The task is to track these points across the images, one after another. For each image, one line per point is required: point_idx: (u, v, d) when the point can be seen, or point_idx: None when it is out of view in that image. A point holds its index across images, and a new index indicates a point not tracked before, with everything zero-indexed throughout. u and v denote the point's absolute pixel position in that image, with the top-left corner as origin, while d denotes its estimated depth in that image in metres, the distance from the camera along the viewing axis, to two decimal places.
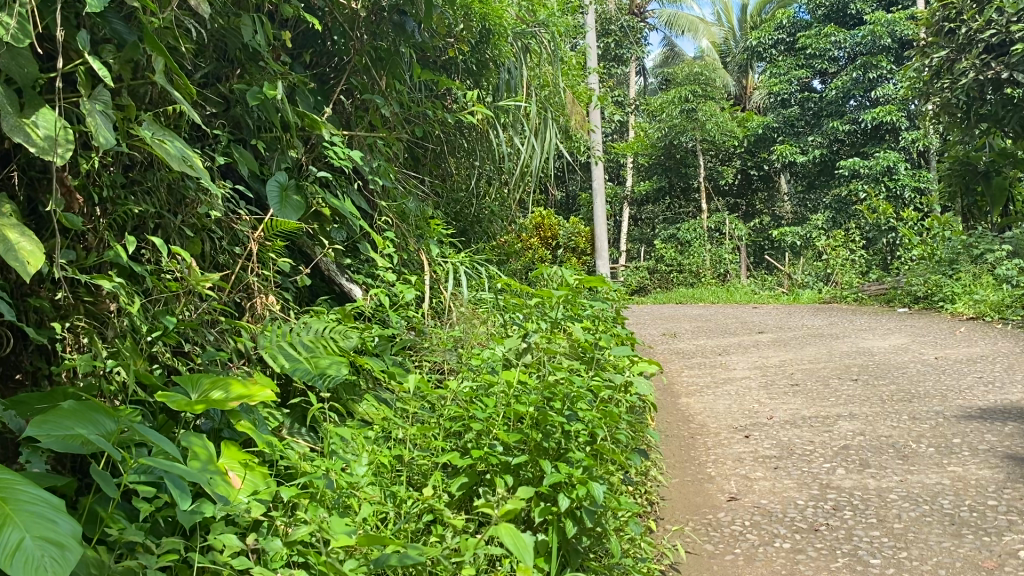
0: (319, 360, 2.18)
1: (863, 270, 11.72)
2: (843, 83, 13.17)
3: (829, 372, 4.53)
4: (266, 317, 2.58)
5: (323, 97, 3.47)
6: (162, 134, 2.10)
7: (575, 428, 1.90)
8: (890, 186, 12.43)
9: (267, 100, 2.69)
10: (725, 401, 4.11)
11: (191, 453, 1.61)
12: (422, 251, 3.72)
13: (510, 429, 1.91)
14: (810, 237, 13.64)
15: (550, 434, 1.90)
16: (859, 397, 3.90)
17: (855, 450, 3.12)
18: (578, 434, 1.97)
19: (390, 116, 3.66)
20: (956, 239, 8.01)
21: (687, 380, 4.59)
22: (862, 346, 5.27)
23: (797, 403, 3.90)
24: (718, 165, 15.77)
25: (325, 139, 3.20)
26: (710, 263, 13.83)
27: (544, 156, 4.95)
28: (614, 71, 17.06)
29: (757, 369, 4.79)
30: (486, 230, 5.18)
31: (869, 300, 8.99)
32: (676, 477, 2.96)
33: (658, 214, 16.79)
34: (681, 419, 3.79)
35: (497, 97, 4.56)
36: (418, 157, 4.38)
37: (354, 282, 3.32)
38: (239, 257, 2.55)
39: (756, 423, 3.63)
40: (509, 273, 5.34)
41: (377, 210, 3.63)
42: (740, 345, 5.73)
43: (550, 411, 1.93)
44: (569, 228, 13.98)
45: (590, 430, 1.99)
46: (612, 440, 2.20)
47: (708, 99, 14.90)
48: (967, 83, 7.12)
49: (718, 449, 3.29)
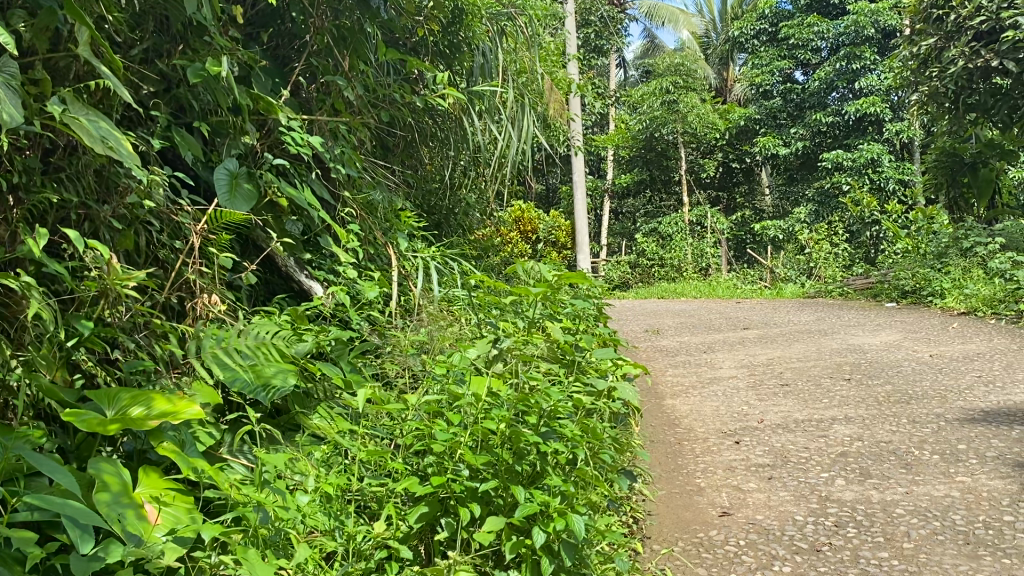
0: (263, 369, 1.95)
1: (847, 264, 11.58)
2: (825, 75, 13.01)
3: (821, 371, 4.32)
4: (212, 317, 2.33)
5: (281, 78, 3.23)
6: (82, 112, 1.84)
7: (553, 449, 1.68)
8: (874, 178, 12.30)
9: (213, 77, 2.43)
10: (712, 402, 3.89)
11: (98, 484, 1.36)
12: (390, 245, 3.48)
13: (477, 449, 1.68)
14: (793, 231, 13.49)
15: (524, 456, 1.68)
16: (853, 399, 3.69)
17: (854, 458, 2.91)
18: (555, 454, 1.77)
19: (355, 100, 3.42)
20: (944, 233, 7.86)
21: (672, 381, 4.37)
22: (852, 342, 5.07)
23: (788, 405, 3.70)
24: (699, 158, 15.58)
25: (281, 124, 2.96)
26: (692, 256, 13.64)
27: (522, 145, 4.68)
28: (594, 62, 16.85)
29: (744, 368, 4.58)
30: (461, 223, 4.95)
31: (855, 293, 8.83)
32: (663, 489, 2.73)
33: (639, 207, 16.61)
34: (667, 423, 3.57)
35: (471, 82, 4.31)
36: (388, 145, 4.14)
37: (314, 280, 3.11)
38: (180, 252, 2.31)
39: (746, 427, 3.41)
40: (485, 268, 5.11)
41: (341, 201, 3.38)
42: (726, 342, 5.52)
43: (524, 429, 1.71)
44: (548, 222, 13.76)
45: (570, 450, 1.77)
46: (593, 459, 1.98)
47: (688, 90, 14.68)
48: (956, 72, 6.92)
49: (707, 456, 3.07)
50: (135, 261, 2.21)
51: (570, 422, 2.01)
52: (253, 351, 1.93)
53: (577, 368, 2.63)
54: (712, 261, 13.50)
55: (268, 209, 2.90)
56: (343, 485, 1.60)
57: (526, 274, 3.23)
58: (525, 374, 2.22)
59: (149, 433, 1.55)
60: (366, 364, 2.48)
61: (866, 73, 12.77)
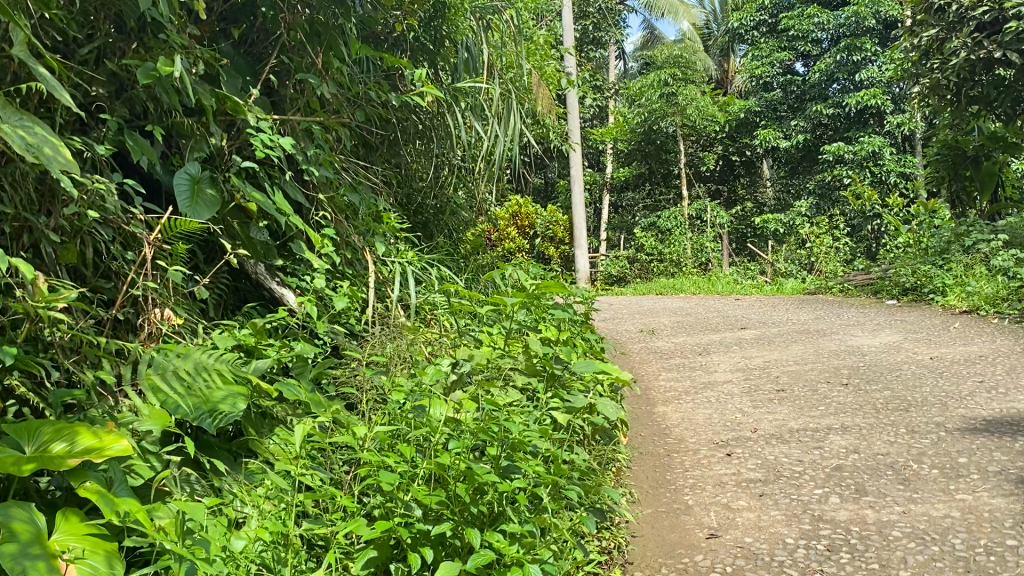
0: (213, 393, 1.81)
1: (847, 258, 11.41)
2: (826, 66, 12.82)
3: (817, 376, 4.19)
4: (166, 331, 2.21)
5: (251, 75, 3.10)
6: (18, 120, 1.72)
7: (514, 488, 1.60)
8: (875, 171, 12.14)
9: (166, 77, 2.29)
10: (705, 410, 3.76)
11: (7, 533, 1.24)
12: (367, 249, 3.35)
13: (432, 487, 1.60)
14: (793, 225, 13.33)
15: (482, 495, 1.60)
16: (851, 407, 3.56)
17: (850, 472, 2.77)
18: (516, 493, 1.68)
19: (330, 98, 3.29)
20: (946, 228, 7.72)
21: (664, 386, 4.24)
22: (852, 344, 4.93)
23: (782, 412, 3.56)
24: (699, 151, 15.42)
25: (249, 125, 2.82)
26: (692, 251, 13.46)
27: (511, 144, 4.46)
28: (592, 55, 16.68)
29: (739, 372, 4.44)
30: (448, 223, 4.81)
31: (856, 290, 8.68)
32: (647, 508, 2.61)
33: (639, 201, 16.44)
34: (657, 433, 3.44)
35: (455, 78, 4.18)
36: (368, 144, 4.01)
37: (285, 287, 2.99)
38: (131, 264, 2.18)
39: (738, 437, 3.28)
40: (473, 268, 4.97)
41: (315, 204, 3.25)
42: (722, 343, 5.37)
43: (483, 467, 1.63)
44: (546, 217, 13.59)
45: (532, 488, 1.69)
46: (560, 494, 1.89)
47: (688, 82, 14.48)
48: (958, 63, 6.76)
49: (696, 470, 2.94)
50: (83, 273, 2.09)
51: (537, 453, 1.91)
52: (204, 372, 1.80)
53: (556, 384, 2.51)
54: (712, 256, 13.33)
55: (236, 214, 2.77)
56: (286, 528, 1.51)
57: (505, 282, 3.08)
58: (494, 396, 2.11)
59: (73, 471, 1.42)
60: (332, 380, 2.35)
61: (867, 64, 12.59)
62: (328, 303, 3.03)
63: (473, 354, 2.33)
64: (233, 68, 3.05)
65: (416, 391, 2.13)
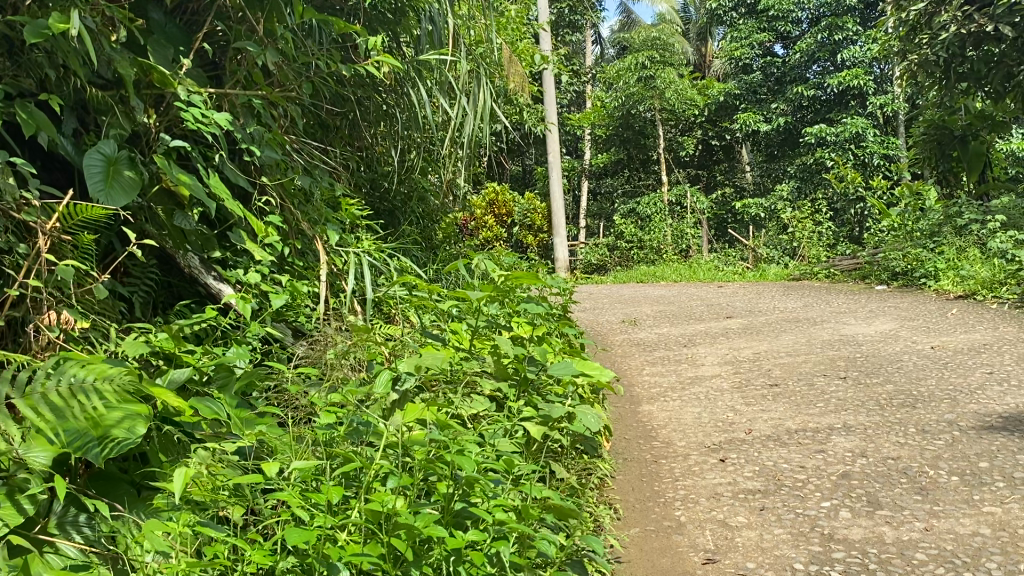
0: (108, 414, 1.47)
1: (831, 243, 11.15)
2: (806, 47, 12.56)
3: (812, 369, 3.90)
4: (75, 334, 1.92)
5: (184, 45, 2.79)
6: None
7: (461, 548, 1.35)
8: (857, 153, 11.92)
9: (61, 36, 1.96)
10: (694, 408, 3.46)
11: None
12: (319, 238, 3.02)
13: (360, 547, 1.35)
14: (775, 210, 13.07)
15: (420, 559, 1.35)
16: (852, 403, 3.27)
17: (859, 481, 2.48)
18: (467, 551, 1.43)
19: (274, 70, 2.96)
20: (935, 210, 7.46)
21: (649, 383, 3.93)
22: (845, 332, 4.65)
23: (777, 411, 3.27)
24: (678, 136, 15.13)
25: (178, 99, 2.51)
26: (672, 238, 13.10)
27: (480, 123, 4.12)
28: (568, 38, 16.35)
29: (727, 365, 4.15)
30: (414, 211, 4.47)
31: (842, 275, 8.41)
32: (635, 527, 2.30)
33: (618, 187, 16.12)
34: (642, 435, 3.14)
35: (418, 49, 3.84)
36: (322, 123, 3.67)
37: (223, 284, 2.69)
38: (23, 259, 1.84)
39: (732, 440, 2.99)
40: (442, 258, 4.64)
41: (259, 189, 2.93)
42: (708, 334, 5.09)
43: (425, 521, 1.38)
44: (523, 205, 13.22)
45: (487, 547, 1.43)
46: (524, 546, 1.63)
47: (666, 65, 14.02)
48: (948, 38, 6.48)
49: (687, 479, 2.64)
50: None
51: (498, 496, 1.65)
52: (99, 388, 1.48)
53: (528, 392, 2.23)
54: (692, 242, 13.05)
55: (162, 201, 2.45)
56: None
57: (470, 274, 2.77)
58: (448, 419, 1.83)
59: None
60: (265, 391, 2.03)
61: (848, 45, 12.33)
62: (272, 301, 2.71)
63: (430, 362, 2.04)
64: (162, 36, 2.71)
65: (358, 408, 1.84)
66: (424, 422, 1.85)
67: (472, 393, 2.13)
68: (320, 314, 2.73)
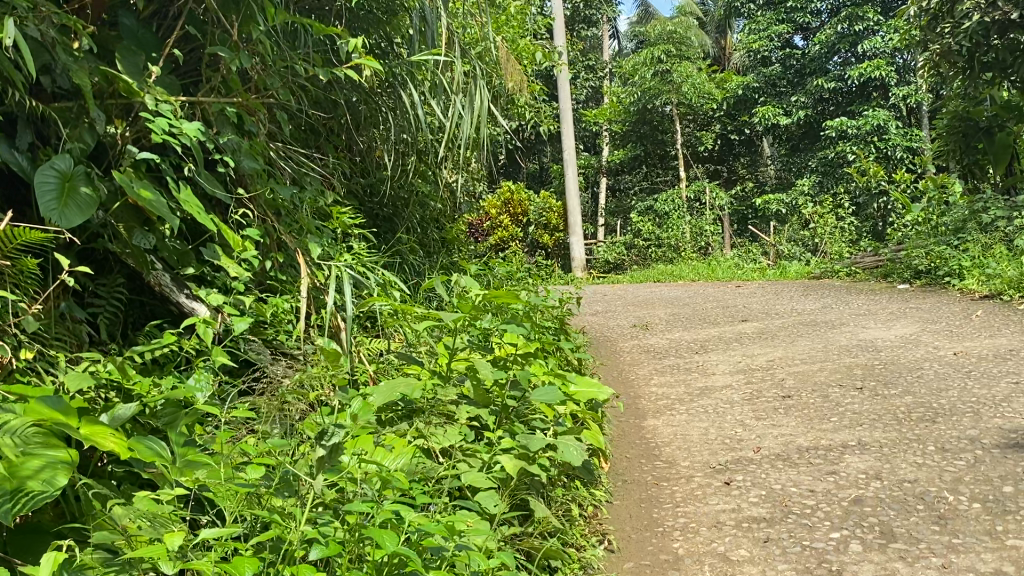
0: (25, 464, 1.33)
1: (853, 238, 10.89)
2: (826, 38, 12.31)
3: (827, 378, 3.71)
4: (14, 369, 1.79)
5: (155, 52, 2.67)
6: None
7: None
8: (880, 146, 11.63)
9: None
10: (701, 423, 3.29)
11: None
12: (300, 252, 2.89)
13: None
14: (796, 205, 12.79)
15: None
16: (868, 417, 3.08)
17: (872, 508, 2.30)
18: None
19: (252, 76, 2.83)
20: (959, 205, 7.21)
21: (655, 394, 3.77)
22: (863, 337, 4.45)
23: (788, 426, 3.10)
24: (696, 131, 14.88)
25: (144, 108, 2.39)
26: (691, 235, 12.85)
27: (477, 126, 3.96)
28: (584, 34, 16.15)
29: (739, 375, 3.96)
30: (411, 217, 4.32)
31: (864, 273, 8.16)
32: (629, 563, 2.13)
33: (636, 184, 15.89)
34: (645, 455, 2.98)
35: (411, 51, 3.70)
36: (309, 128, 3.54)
37: (197, 302, 2.55)
38: None
39: (739, 460, 2.81)
40: (442, 265, 4.49)
41: (237, 201, 2.79)
42: (721, 339, 4.90)
43: None
44: (539, 203, 13.01)
45: None
46: None
47: (682, 59, 13.85)
48: (971, 27, 6.29)
49: (689, 505, 2.47)
50: None
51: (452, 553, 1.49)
52: (6, 441, 1.33)
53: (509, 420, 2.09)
54: (711, 239, 12.80)
55: (128, 218, 2.34)
56: None
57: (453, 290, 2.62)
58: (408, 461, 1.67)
59: None
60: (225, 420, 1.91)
61: (869, 35, 12.04)
62: (249, 319, 2.58)
63: (399, 393, 1.90)
64: (132, 42, 2.59)
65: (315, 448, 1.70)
66: (385, 463, 1.70)
67: (448, 423, 1.99)
68: (299, 332, 2.61)
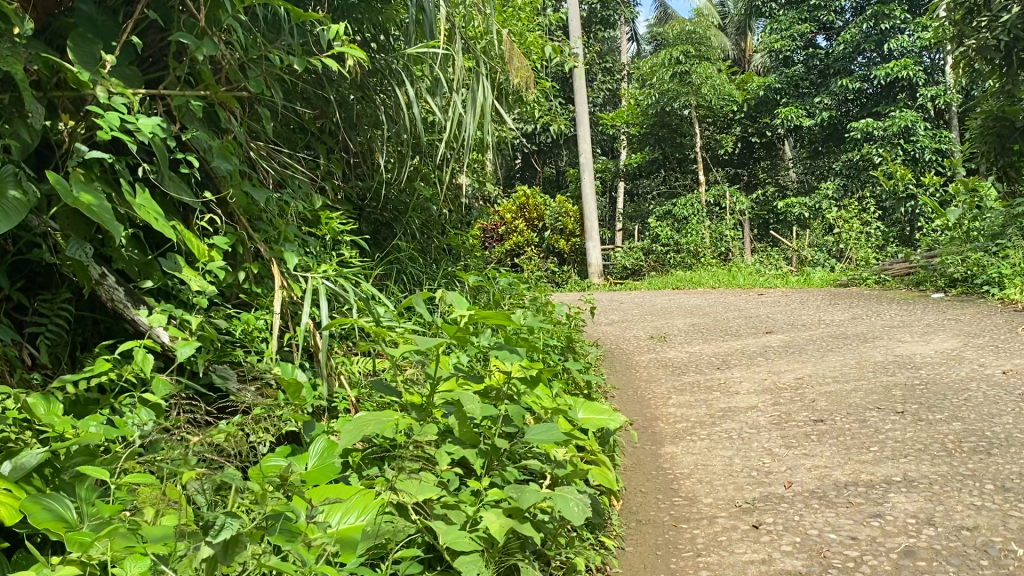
0: None
1: (881, 243, 10.49)
2: (851, 37, 11.94)
3: (862, 400, 3.38)
4: None
5: (111, 40, 2.39)
6: None
7: None
8: (907, 148, 11.23)
9: None
10: (724, 451, 2.96)
11: None
12: (274, 263, 2.60)
13: None
14: (820, 209, 12.37)
15: None
16: (913, 448, 2.75)
17: (928, 563, 1.97)
18: None
19: (223, 65, 2.55)
20: (996, 210, 6.82)
21: (674, 416, 3.44)
22: (900, 353, 4.11)
23: (823, 456, 2.77)
24: (716, 134, 14.51)
25: (97, 99, 2.14)
26: (711, 241, 12.49)
27: (480, 124, 3.65)
28: (600, 35, 15.81)
29: (766, 395, 3.62)
30: (408, 222, 4.01)
31: (894, 281, 7.78)
32: None
33: (654, 188, 15.52)
34: (661, 489, 2.66)
35: (407, 42, 3.41)
36: (290, 128, 3.26)
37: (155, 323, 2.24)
38: None
39: (768, 498, 2.48)
40: (442, 273, 4.18)
41: (205, 207, 2.52)
42: (745, 353, 4.57)
43: None
44: (555, 208, 12.68)
45: None
46: None
47: (702, 59, 13.49)
48: (1010, 20, 5.97)
49: (713, 554, 2.15)
50: None
51: None
52: None
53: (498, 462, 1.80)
54: (732, 245, 12.41)
55: (77, 228, 2.07)
56: None
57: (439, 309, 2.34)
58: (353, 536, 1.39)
59: None
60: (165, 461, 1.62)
61: (896, 33, 11.67)
62: (214, 341, 2.30)
63: (359, 433, 1.61)
64: (88, 30, 2.31)
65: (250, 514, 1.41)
66: (330, 528, 1.41)
67: (426, 468, 1.69)
68: (269, 354, 2.33)
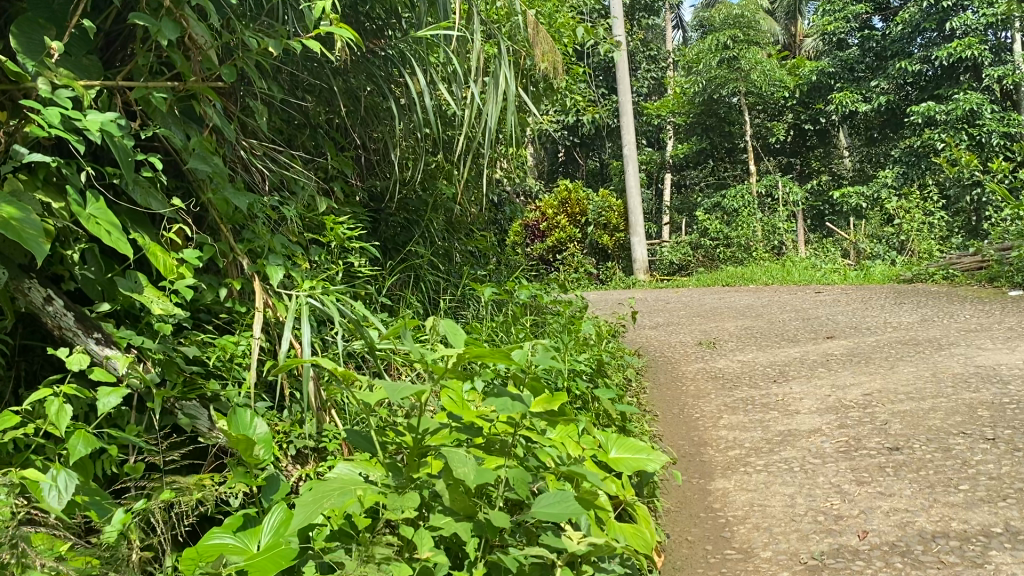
0: None
1: (945, 234, 9.88)
2: (909, 18, 11.31)
3: (944, 422, 2.94)
4: None
5: (61, 25, 2.04)
6: None
7: None
8: (972, 133, 10.57)
9: None
10: (784, 487, 2.55)
11: None
12: (255, 277, 2.27)
13: None
14: (878, 199, 11.76)
15: None
16: (1013, 488, 2.31)
17: None
18: None
19: (197, 51, 2.22)
20: None
21: (726, 441, 3.03)
22: (984, 364, 3.63)
23: (904, 497, 2.35)
24: (767, 122, 13.86)
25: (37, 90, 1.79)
26: (763, 234, 11.95)
27: (504, 113, 3.25)
28: (644, 22, 15.30)
29: (830, 415, 3.19)
30: (426, 224, 3.65)
31: (964, 276, 7.23)
32: None
33: (702, 180, 14.96)
34: (711, 538, 2.26)
35: (418, 26, 3.05)
36: (287, 123, 2.93)
37: (111, 348, 1.82)
38: None
39: (838, 554, 2.07)
40: (466, 279, 3.80)
41: (177, 215, 2.18)
42: (804, 363, 4.12)
43: None
44: (598, 202, 12.17)
45: None
46: None
47: (750, 44, 12.89)
48: None
49: None
50: None
51: None
52: None
53: (499, 538, 1.45)
54: (786, 237, 11.86)
55: (11, 249, 1.70)
56: None
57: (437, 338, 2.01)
58: None
59: None
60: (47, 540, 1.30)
61: (959, 11, 10.99)
62: (182, 372, 1.97)
63: (314, 510, 1.25)
64: (39, 15, 1.97)
65: None
66: None
67: (404, 555, 1.33)
68: (247, 389, 1.99)
